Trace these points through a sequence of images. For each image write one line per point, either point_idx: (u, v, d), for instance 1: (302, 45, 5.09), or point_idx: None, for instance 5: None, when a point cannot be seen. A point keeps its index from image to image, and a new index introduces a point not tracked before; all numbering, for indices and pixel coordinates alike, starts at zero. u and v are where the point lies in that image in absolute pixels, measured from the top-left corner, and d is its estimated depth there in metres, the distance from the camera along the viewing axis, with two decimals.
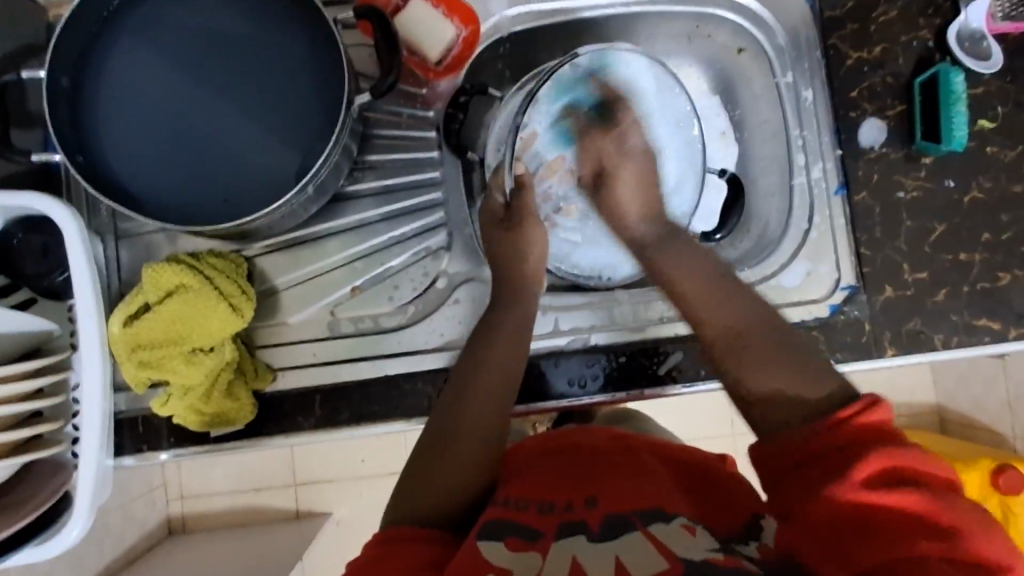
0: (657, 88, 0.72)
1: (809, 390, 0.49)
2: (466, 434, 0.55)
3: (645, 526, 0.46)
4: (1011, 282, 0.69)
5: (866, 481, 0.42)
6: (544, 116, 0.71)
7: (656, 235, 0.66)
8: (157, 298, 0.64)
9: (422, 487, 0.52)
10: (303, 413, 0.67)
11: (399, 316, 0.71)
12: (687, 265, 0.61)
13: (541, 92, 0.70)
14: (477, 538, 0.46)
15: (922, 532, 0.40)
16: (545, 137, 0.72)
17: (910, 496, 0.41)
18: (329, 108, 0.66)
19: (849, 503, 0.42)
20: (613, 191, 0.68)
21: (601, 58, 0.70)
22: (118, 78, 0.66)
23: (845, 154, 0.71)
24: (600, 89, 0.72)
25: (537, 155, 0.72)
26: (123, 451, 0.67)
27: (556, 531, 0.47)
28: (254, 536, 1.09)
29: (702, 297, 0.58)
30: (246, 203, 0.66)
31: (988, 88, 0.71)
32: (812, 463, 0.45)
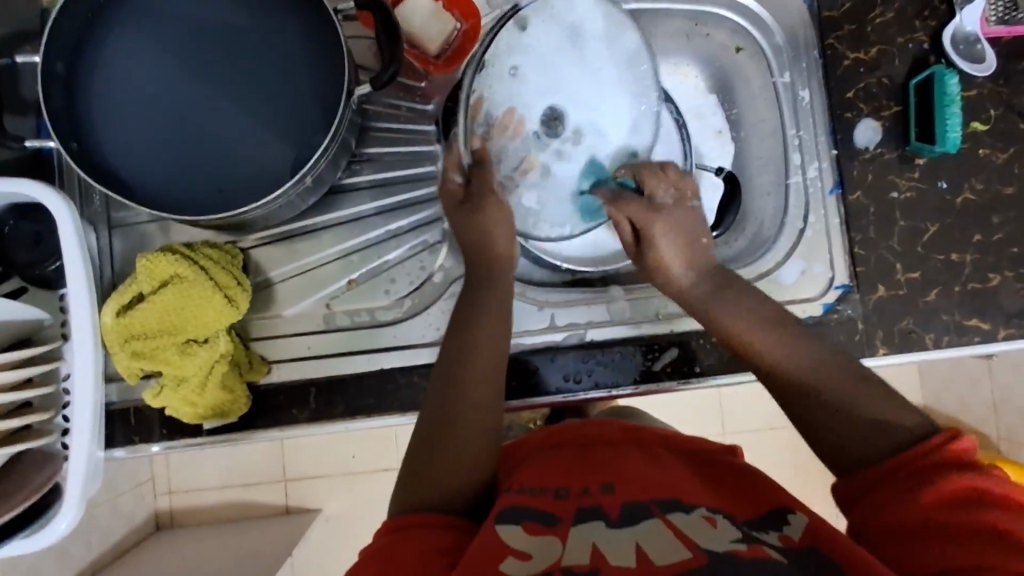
0: (603, 31, 0.68)
1: (900, 418, 0.50)
2: (461, 425, 0.55)
3: (665, 516, 0.46)
4: (1001, 283, 0.70)
5: (938, 499, 0.43)
6: (495, 78, 0.67)
7: (698, 294, 0.64)
8: (151, 288, 0.63)
9: (424, 481, 0.52)
10: (298, 406, 0.67)
11: (395, 310, 0.70)
12: (742, 320, 0.61)
13: (488, 53, 0.66)
14: (493, 522, 0.46)
15: (992, 549, 0.41)
16: (496, 96, 0.67)
17: (981, 513, 0.42)
18: (328, 99, 0.65)
19: (918, 522, 0.43)
20: (658, 251, 0.66)
21: (542, 9, 0.67)
22: (114, 65, 0.65)
23: (840, 154, 0.72)
24: (550, 42, 0.68)
25: (489, 115, 0.67)
26: (114, 443, 0.66)
27: (575, 517, 0.47)
28: (243, 532, 1.08)
29: (772, 341, 0.59)
30: (241, 193, 0.65)
31: (981, 91, 0.71)
32: (887, 483, 0.47)
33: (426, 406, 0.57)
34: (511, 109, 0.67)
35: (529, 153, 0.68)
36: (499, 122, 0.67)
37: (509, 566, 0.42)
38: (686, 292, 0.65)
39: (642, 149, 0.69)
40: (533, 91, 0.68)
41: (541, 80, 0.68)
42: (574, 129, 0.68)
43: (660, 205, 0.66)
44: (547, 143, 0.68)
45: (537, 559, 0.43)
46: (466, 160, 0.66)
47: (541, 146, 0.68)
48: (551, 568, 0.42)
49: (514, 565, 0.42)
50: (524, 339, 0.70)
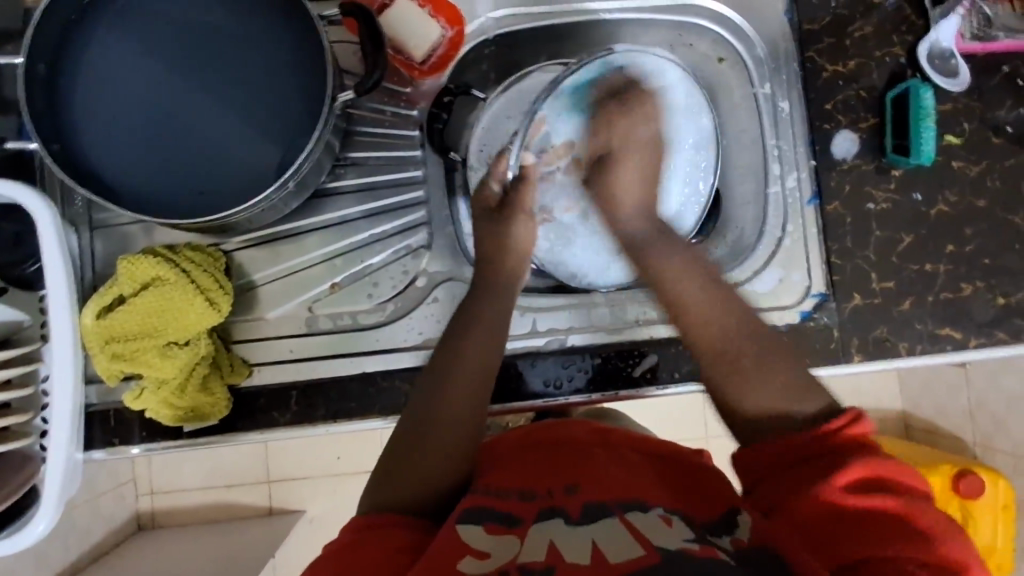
0: (687, 102, 0.74)
1: (793, 406, 0.51)
2: (437, 427, 0.55)
3: (624, 516, 0.47)
4: (972, 294, 0.71)
5: (848, 486, 0.44)
6: (561, 107, 0.71)
7: (638, 235, 0.67)
8: (132, 290, 0.63)
9: (392, 484, 0.53)
10: (279, 409, 0.67)
11: (378, 314, 0.71)
12: (690, 291, 0.61)
13: (563, 81, 0.69)
14: (456, 521, 0.47)
15: (901, 537, 0.43)
16: (556, 124, 0.71)
17: (885, 501, 0.44)
18: (312, 103, 0.66)
19: (828, 511, 0.44)
20: (615, 177, 0.69)
21: (634, 58, 0.71)
22: (97, 66, 0.65)
23: (819, 165, 0.73)
24: (632, 92, 0.72)
25: (545, 141, 0.72)
26: (93, 444, 0.66)
27: (535, 517, 0.48)
28: (225, 532, 1.08)
29: (700, 310, 0.60)
30: (223, 196, 0.65)
31: (955, 105, 0.73)
32: (791, 469, 0.47)
33: (409, 406, 0.58)
34: (567, 141, 0.72)
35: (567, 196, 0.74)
36: (553, 149, 0.72)
37: (466, 564, 0.43)
38: (623, 231, 0.69)
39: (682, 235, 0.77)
40: (591, 133, 0.72)
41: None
42: (623, 189, 0.74)
43: (631, 144, 0.69)
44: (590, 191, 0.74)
45: (493, 558, 0.44)
46: (510, 175, 0.70)
47: (582, 194, 0.74)
48: (507, 565, 0.43)
49: (470, 564, 0.43)
50: (505, 344, 0.71)
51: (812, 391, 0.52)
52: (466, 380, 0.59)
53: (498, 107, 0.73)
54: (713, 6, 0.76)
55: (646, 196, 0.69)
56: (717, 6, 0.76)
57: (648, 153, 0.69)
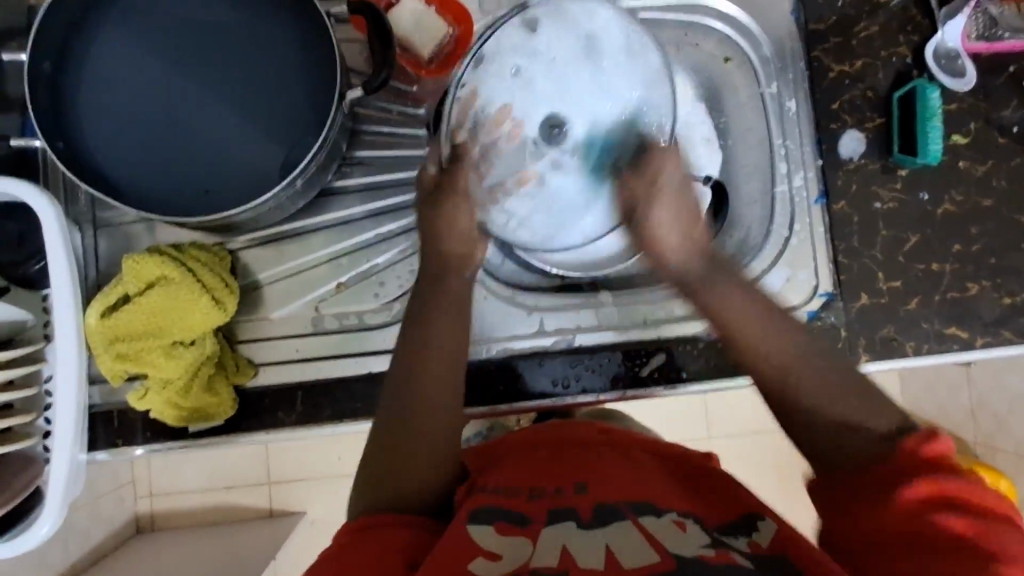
0: (620, 44, 0.67)
1: (874, 422, 0.50)
2: (419, 420, 0.55)
3: (636, 517, 0.47)
4: (979, 293, 0.71)
5: (927, 503, 0.43)
6: (489, 76, 0.67)
7: (693, 271, 0.61)
8: (138, 289, 0.62)
9: (390, 478, 0.52)
10: (284, 409, 0.66)
11: (385, 313, 0.70)
12: (734, 301, 0.58)
13: (489, 49, 0.66)
14: (464, 522, 0.47)
15: (978, 559, 0.41)
16: (487, 94, 0.67)
17: (958, 521, 0.42)
18: (318, 101, 0.65)
19: (897, 526, 0.43)
20: (660, 173, 0.62)
21: (553, 10, 0.67)
22: (102, 64, 0.64)
23: (826, 164, 0.73)
24: (559, 46, 0.67)
25: (479, 113, 0.67)
26: (96, 445, 0.66)
27: (545, 517, 0.47)
28: (225, 535, 1.07)
29: (759, 326, 0.57)
30: (228, 194, 0.65)
31: (961, 104, 0.73)
32: (868, 487, 0.46)
33: (382, 399, 0.57)
34: (503, 106, 0.67)
35: (521, 164, 0.67)
36: (491, 118, 0.67)
37: (476, 566, 0.43)
38: (677, 276, 0.62)
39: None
40: (533, 95, 0.67)
41: (547, 87, 0.67)
42: (576, 142, 0.67)
43: (661, 188, 0.62)
44: (543, 153, 0.67)
45: (506, 560, 0.44)
46: (445, 155, 0.65)
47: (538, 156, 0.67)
48: (519, 569, 0.43)
49: (480, 566, 0.43)
50: (512, 344, 0.70)
51: (882, 408, 0.51)
52: (439, 371, 0.57)
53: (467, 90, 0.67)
54: (719, 6, 0.76)
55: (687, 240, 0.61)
56: (727, 5, 0.76)
57: (681, 196, 0.62)
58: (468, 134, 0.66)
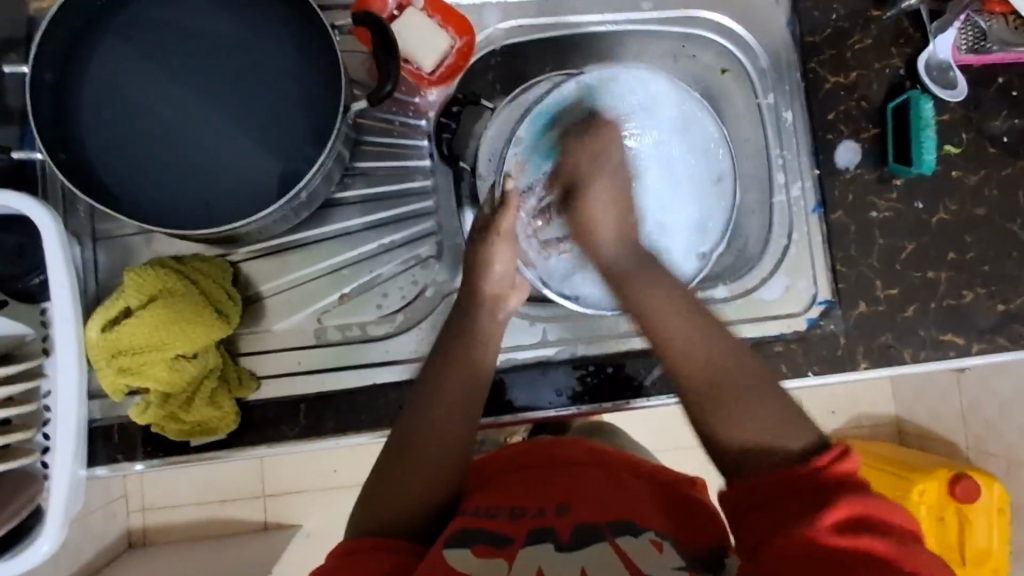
0: (678, 114, 0.74)
1: (789, 439, 0.50)
2: (426, 443, 0.55)
3: (615, 539, 0.48)
4: (973, 300, 0.73)
5: (834, 526, 0.42)
6: (546, 137, 0.72)
7: (626, 263, 0.64)
8: (139, 302, 0.61)
9: (382, 504, 0.53)
10: (287, 423, 0.66)
11: (387, 324, 0.70)
12: (676, 325, 0.58)
13: (554, 116, 0.72)
14: (444, 546, 0.47)
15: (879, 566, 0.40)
16: (541, 153, 0.72)
17: (876, 541, 0.41)
18: (321, 112, 0.65)
19: (811, 547, 0.41)
20: (584, 202, 0.65)
21: (608, 78, 0.73)
22: (104, 75, 0.64)
23: (823, 174, 0.74)
24: (621, 115, 0.74)
25: (534, 171, 0.72)
26: (95, 461, 0.65)
27: (526, 537, 0.48)
28: (219, 548, 1.07)
29: (687, 325, 0.57)
30: (230, 208, 0.64)
31: (953, 115, 0.75)
32: (780, 512, 0.45)
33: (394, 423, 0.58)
34: (560, 166, 0.72)
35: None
36: (550, 173, 0.71)
37: None
38: (610, 263, 0.65)
39: (703, 248, 0.74)
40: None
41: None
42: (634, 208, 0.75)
43: (604, 160, 0.66)
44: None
45: None
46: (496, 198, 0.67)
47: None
48: None
49: None
50: (515, 354, 0.71)
51: (796, 424, 0.51)
52: (449, 399, 0.58)
53: (520, 133, 0.71)
54: (717, 19, 0.77)
55: (621, 232, 0.65)
56: (722, 18, 0.77)
57: (621, 170, 0.66)
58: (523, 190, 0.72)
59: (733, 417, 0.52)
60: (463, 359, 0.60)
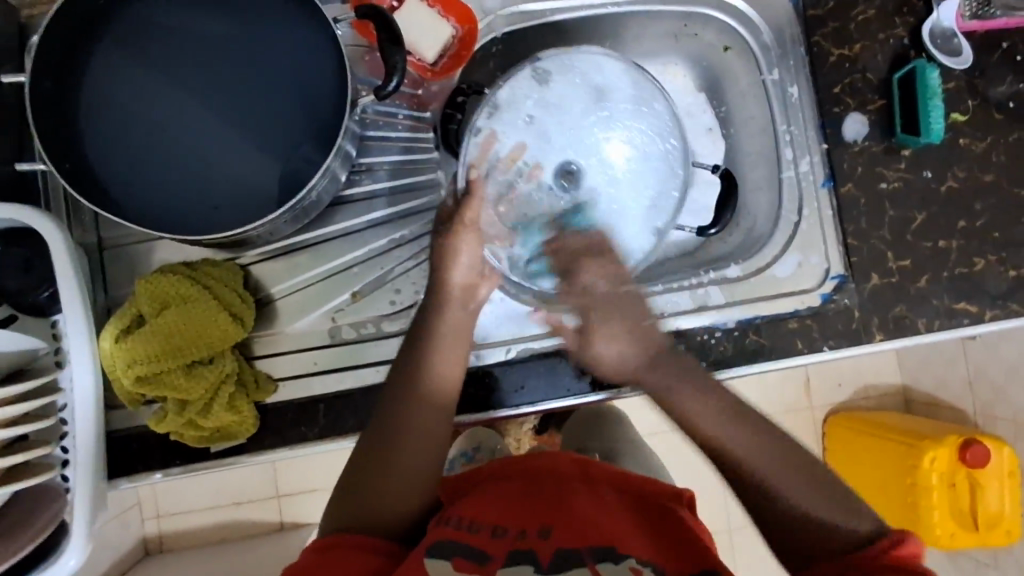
0: (631, 96, 0.72)
1: (845, 523, 0.54)
2: (410, 447, 0.58)
3: (592, 564, 0.51)
4: (985, 267, 0.73)
5: None
6: (502, 123, 0.71)
7: (628, 371, 0.65)
8: (152, 310, 0.60)
9: (360, 501, 0.57)
10: (307, 424, 0.65)
11: (402, 320, 0.69)
12: (695, 405, 0.61)
13: (506, 100, 0.71)
14: (423, 553, 0.51)
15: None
16: (501, 138, 0.71)
17: None
18: (324, 107, 0.64)
19: None
20: (594, 346, 0.65)
21: (563, 64, 0.71)
22: (103, 80, 0.63)
23: (831, 147, 0.74)
24: (572, 99, 0.72)
25: (494, 157, 0.71)
26: (116, 471, 0.64)
27: (506, 557, 0.52)
28: (241, 550, 1.13)
29: (714, 421, 0.60)
30: (236, 210, 0.63)
31: (959, 82, 0.74)
32: None
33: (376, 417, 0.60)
34: (516, 149, 0.72)
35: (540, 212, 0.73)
36: (505, 160, 0.71)
37: None
38: (626, 370, 0.65)
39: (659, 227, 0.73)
40: (546, 142, 0.72)
41: (562, 138, 0.73)
42: (588, 192, 0.73)
43: (617, 292, 0.66)
44: (558, 198, 0.73)
45: None
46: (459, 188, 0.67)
47: (554, 200, 0.73)
48: None
49: None
50: (531, 343, 0.70)
51: (853, 512, 0.55)
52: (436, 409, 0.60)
53: (480, 122, 0.70)
54: None
55: (641, 349, 0.64)
56: None
57: (612, 268, 0.67)
58: (484, 174, 0.70)
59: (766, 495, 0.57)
60: (456, 364, 0.62)
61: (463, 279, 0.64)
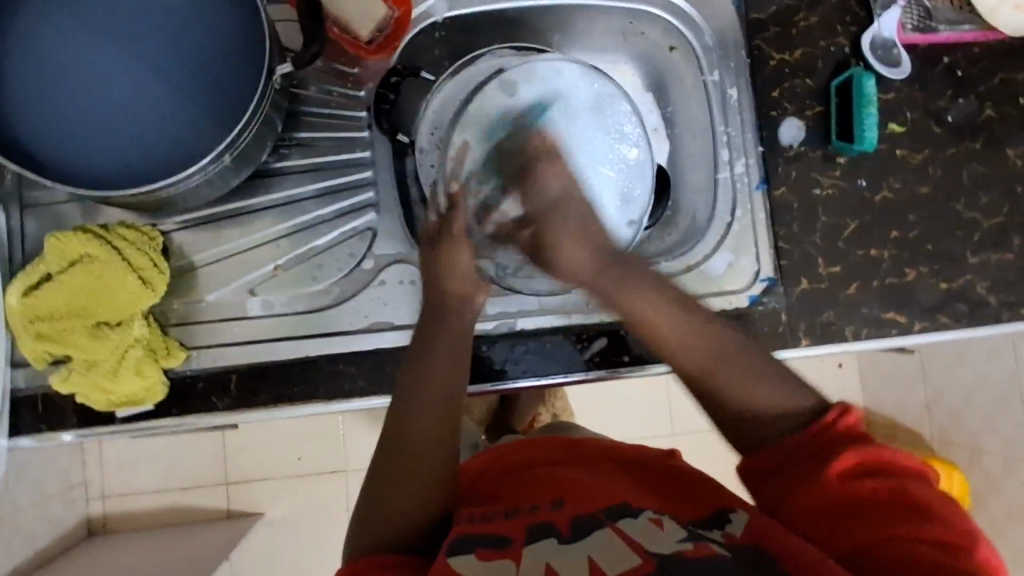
0: (591, 99, 0.72)
1: (782, 399, 0.52)
2: (419, 435, 0.55)
3: (614, 524, 0.47)
4: (916, 278, 0.72)
5: (841, 474, 0.46)
6: (481, 132, 0.70)
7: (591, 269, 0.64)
8: (60, 267, 0.62)
9: (381, 513, 0.52)
10: (218, 394, 0.65)
11: (324, 297, 0.69)
12: (643, 304, 0.60)
13: (473, 113, 0.70)
14: (446, 555, 0.46)
15: (889, 515, 0.44)
16: (480, 147, 0.71)
17: (884, 482, 0.45)
18: (248, 67, 0.63)
19: (825, 496, 0.46)
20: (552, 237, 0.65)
21: (524, 72, 0.71)
22: (23, 34, 0.62)
23: (766, 151, 0.74)
24: (538, 107, 0.71)
25: (473, 169, 0.70)
26: (20, 431, 0.63)
27: (526, 536, 0.47)
28: (183, 535, 1.11)
29: (670, 323, 0.59)
30: (151, 170, 0.63)
31: (898, 94, 0.75)
32: (791, 475, 0.48)
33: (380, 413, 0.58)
34: (495, 155, 0.70)
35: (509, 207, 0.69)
36: (480, 172, 0.70)
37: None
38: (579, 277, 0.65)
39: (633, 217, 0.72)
40: (518, 151, 0.70)
41: (532, 138, 0.70)
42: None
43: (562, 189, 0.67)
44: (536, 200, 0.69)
45: None
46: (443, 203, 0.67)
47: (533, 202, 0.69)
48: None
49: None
50: None
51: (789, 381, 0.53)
52: (435, 382, 0.57)
53: (437, 105, 0.71)
54: None
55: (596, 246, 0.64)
56: None
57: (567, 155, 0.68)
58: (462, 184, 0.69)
59: (734, 390, 0.54)
60: (449, 350, 0.59)
61: (457, 286, 0.63)
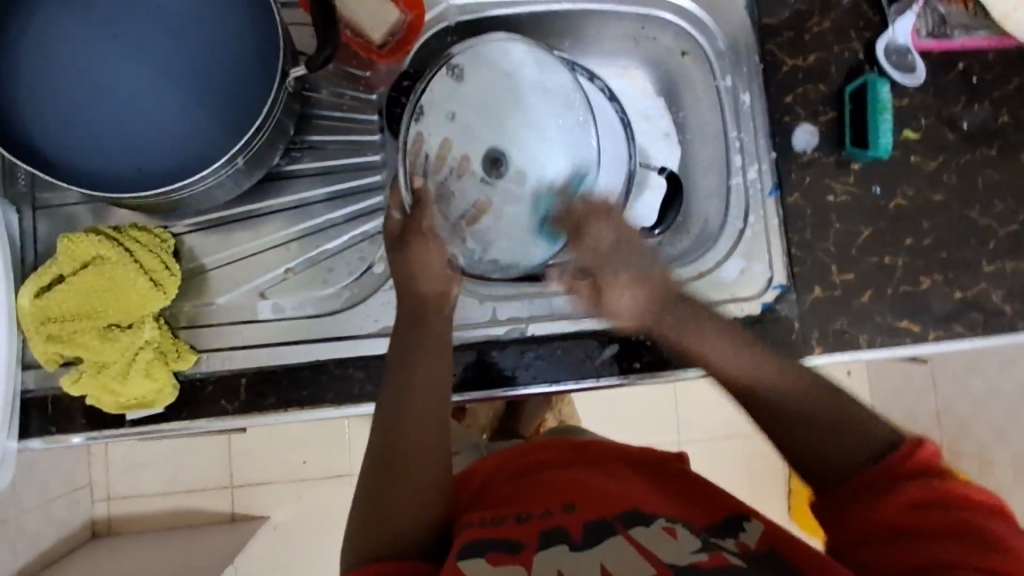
0: (539, 77, 0.69)
1: (859, 429, 0.51)
2: (414, 439, 0.55)
3: (626, 530, 0.47)
4: (930, 286, 0.72)
5: (908, 502, 0.45)
6: (434, 121, 0.68)
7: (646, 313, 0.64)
8: (72, 269, 0.63)
9: (387, 518, 0.51)
10: (227, 398, 0.64)
11: (334, 301, 0.69)
12: (705, 336, 0.61)
13: (423, 99, 0.68)
14: (456, 558, 0.46)
15: (958, 547, 0.42)
16: (434, 134, 0.68)
17: (954, 516, 0.44)
18: (259, 69, 0.63)
19: (882, 519, 0.45)
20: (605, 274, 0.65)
21: (473, 55, 0.69)
22: (36, 35, 0.62)
23: (779, 157, 0.73)
24: (489, 90, 0.69)
25: (429, 155, 0.68)
26: (29, 433, 0.63)
27: (538, 540, 0.47)
28: (188, 538, 1.11)
29: (726, 350, 0.59)
30: (164, 172, 0.63)
31: (912, 100, 0.74)
32: (854, 499, 0.48)
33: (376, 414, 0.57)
34: (446, 142, 0.69)
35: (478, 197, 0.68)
36: (434, 158, 0.68)
37: None
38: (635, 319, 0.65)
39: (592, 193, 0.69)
40: (472, 135, 0.69)
41: (483, 120, 0.69)
42: (518, 173, 0.68)
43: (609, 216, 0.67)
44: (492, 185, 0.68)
45: None
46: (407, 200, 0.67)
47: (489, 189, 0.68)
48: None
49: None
50: (462, 333, 0.69)
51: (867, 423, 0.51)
52: (426, 387, 0.58)
53: (426, 102, 0.68)
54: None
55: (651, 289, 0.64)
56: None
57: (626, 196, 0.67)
58: (431, 180, 0.68)
59: (777, 416, 0.55)
60: (433, 354, 0.60)
61: (431, 286, 0.63)
